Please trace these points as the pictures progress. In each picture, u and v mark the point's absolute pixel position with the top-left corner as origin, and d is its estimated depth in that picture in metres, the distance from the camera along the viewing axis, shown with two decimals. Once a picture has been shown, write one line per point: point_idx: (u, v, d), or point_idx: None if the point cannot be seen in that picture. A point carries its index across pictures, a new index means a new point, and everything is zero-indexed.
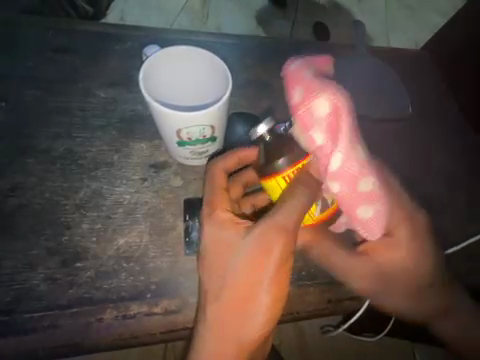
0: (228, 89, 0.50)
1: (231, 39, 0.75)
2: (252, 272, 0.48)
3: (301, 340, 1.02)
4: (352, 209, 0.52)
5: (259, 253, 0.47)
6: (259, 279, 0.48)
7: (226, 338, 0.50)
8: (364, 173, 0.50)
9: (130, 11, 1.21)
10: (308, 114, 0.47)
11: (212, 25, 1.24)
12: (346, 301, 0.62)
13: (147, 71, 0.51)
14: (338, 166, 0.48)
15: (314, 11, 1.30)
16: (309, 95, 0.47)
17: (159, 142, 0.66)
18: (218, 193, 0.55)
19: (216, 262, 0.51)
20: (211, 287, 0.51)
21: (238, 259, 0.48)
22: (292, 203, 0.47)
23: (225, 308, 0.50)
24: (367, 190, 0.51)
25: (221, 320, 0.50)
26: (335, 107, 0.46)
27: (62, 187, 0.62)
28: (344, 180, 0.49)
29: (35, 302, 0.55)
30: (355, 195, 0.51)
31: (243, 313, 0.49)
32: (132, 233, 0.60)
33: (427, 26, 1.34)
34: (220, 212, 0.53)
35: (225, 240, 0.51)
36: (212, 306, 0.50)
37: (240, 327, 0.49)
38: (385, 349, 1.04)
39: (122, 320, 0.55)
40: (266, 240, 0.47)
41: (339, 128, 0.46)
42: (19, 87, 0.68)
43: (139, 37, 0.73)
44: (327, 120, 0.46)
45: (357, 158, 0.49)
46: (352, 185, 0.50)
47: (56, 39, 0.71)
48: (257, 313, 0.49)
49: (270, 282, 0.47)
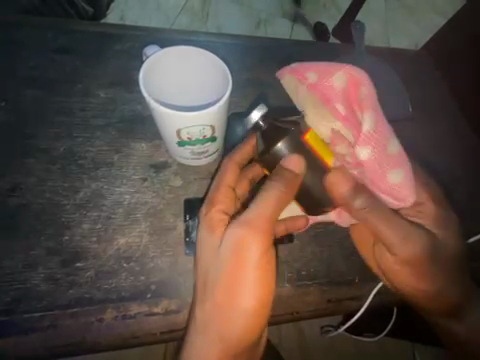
0: (228, 89, 0.49)
1: (231, 39, 0.75)
2: (235, 272, 0.48)
3: (302, 340, 1.02)
4: (379, 178, 0.53)
5: (235, 252, 0.48)
6: (242, 278, 0.48)
7: (212, 335, 0.51)
8: (389, 134, 0.53)
9: (130, 11, 1.21)
10: (327, 88, 0.53)
11: (212, 26, 1.24)
12: (346, 301, 0.61)
13: (147, 71, 0.51)
14: (369, 128, 0.51)
15: (314, 11, 1.31)
16: (323, 74, 0.54)
17: (159, 142, 0.66)
18: (223, 189, 0.55)
19: (200, 260, 0.51)
20: (198, 285, 0.52)
21: (219, 260, 0.49)
22: (265, 205, 0.48)
23: (211, 306, 0.50)
24: (396, 152, 0.53)
25: (208, 318, 0.51)
26: (352, 79, 0.53)
27: (62, 188, 0.62)
28: (373, 144, 0.52)
29: (36, 302, 0.55)
30: (384, 160, 0.52)
31: (229, 312, 0.50)
32: (132, 233, 0.60)
33: (428, 26, 1.34)
34: (214, 211, 0.53)
35: (212, 239, 0.51)
36: (200, 305, 0.51)
37: (226, 325, 0.50)
38: (385, 348, 1.04)
39: (122, 319, 0.56)
40: (242, 241, 0.47)
41: (359, 94, 0.52)
42: (20, 87, 0.68)
43: (139, 36, 0.73)
44: (344, 91, 0.53)
45: (384, 123, 0.52)
46: (380, 150, 0.52)
47: (57, 39, 0.71)
48: (242, 311, 0.50)
49: (251, 279, 0.48)
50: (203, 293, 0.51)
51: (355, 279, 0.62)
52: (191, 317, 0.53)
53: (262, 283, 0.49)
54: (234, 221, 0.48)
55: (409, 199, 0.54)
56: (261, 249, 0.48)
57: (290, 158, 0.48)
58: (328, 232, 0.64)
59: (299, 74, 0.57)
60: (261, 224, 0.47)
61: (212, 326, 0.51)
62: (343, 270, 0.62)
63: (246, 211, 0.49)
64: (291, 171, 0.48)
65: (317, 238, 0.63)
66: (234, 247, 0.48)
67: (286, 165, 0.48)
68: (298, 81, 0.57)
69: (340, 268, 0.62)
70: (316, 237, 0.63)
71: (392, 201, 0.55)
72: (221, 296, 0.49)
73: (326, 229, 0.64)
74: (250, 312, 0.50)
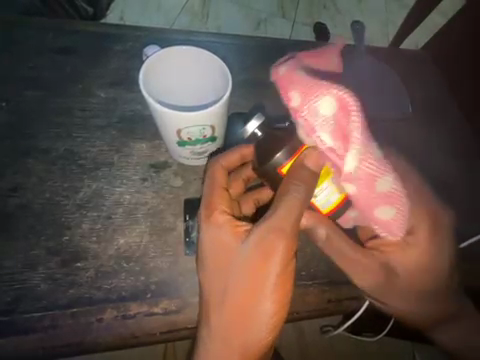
0: (228, 90, 0.50)
1: (233, 39, 0.75)
2: (259, 276, 0.48)
3: (302, 340, 1.02)
4: (367, 206, 0.51)
5: (258, 260, 0.48)
6: (266, 281, 0.48)
7: (233, 343, 0.50)
8: (380, 173, 0.49)
9: (130, 11, 1.21)
10: (312, 113, 0.46)
11: (212, 25, 1.24)
12: (346, 301, 0.62)
13: (148, 69, 0.51)
14: (354, 166, 0.47)
15: (314, 12, 1.31)
16: (290, 79, 0.51)
17: (159, 142, 0.66)
18: (217, 192, 0.54)
19: (218, 266, 0.51)
20: (214, 291, 0.51)
21: (243, 263, 0.49)
22: (290, 206, 0.48)
23: (231, 311, 0.50)
24: (386, 190, 0.51)
25: (227, 323, 0.50)
26: (340, 102, 0.46)
27: (63, 188, 0.62)
28: (361, 178, 0.48)
29: (36, 302, 0.55)
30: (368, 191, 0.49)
31: (250, 318, 0.49)
32: (132, 233, 0.60)
33: (428, 27, 1.34)
34: (217, 215, 0.52)
35: (226, 244, 0.51)
36: (217, 313, 0.51)
37: (250, 332, 0.50)
38: (386, 349, 1.04)
39: (122, 320, 0.56)
40: (270, 243, 0.48)
41: (343, 121, 0.46)
42: (20, 87, 0.68)
43: (139, 36, 0.73)
44: (334, 119, 0.46)
45: (377, 167, 0.49)
46: (369, 198, 0.50)
47: (57, 39, 0.71)
48: (265, 317, 0.49)
49: (273, 288, 0.48)
50: (221, 298, 0.50)
51: None
52: (205, 321, 0.52)
53: (284, 289, 0.49)
54: (259, 224, 0.49)
55: (400, 232, 0.54)
56: (285, 256, 0.48)
57: (310, 155, 0.48)
58: None
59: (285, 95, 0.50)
60: (281, 230, 0.48)
61: (232, 331, 0.50)
62: (344, 270, 0.62)
63: (267, 216, 0.49)
64: (308, 168, 0.48)
65: (315, 239, 0.63)
66: (258, 256, 0.48)
67: (305, 160, 0.48)
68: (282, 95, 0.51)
69: (340, 268, 0.62)
70: (314, 238, 0.63)
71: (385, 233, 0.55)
72: (242, 301, 0.49)
73: None
74: (273, 318, 0.49)
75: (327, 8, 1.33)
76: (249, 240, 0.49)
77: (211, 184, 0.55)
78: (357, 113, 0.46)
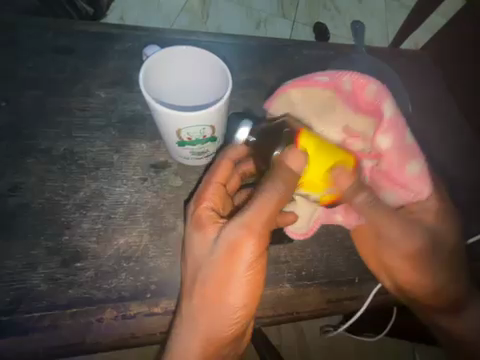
0: (229, 90, 0.49)
1: (233, 39, 0.75)
2: (227, 269, 0.49)
3: (302, 340, 1.02)
4: (397, 169, 0.58)
5: (228, 256, 0.48)
6: (234, 276, 0.49)
7: (196, 332, 0.51)
8: (404, 128, 0.57)
9: (130, 11, 1.21)
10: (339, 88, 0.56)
11: (213, 25, 1.24)
12: (346, 301, 0.61)
13: (150, 70, 0.51)
14: (389, 116, 0.55)
15: (314, 13, 1.31)
16: (333, 76, 0.56)
17: (159, 142, 0.66)
18: (214, 187, 0.55)
19: (192, 257, 0.51)
20: (187, 281, 0.52)
21: (214, 256, 0.49)
22: (264, 208, 0.48)
23: (198, 301, 0.50)
24: (410, 143, 0.58)
25: (195, 315, 0.51)
26: (356, 81, 0.54)
27: (62, 188, 0.62)
28: (391, 157, 0.57)
29: (35, 302, 0.55)
30: (404, 148, 0.57)
31: (215, 310, 0.50)
32: (132, 233, 0.60)
33: (427, 27, 1.35)
34: (201, 209, 0.54)
35: (203, 237, 0.51)
36: (187, 301, 0.51)
37: (214, 322, 0.50)
38: (385, 349, 1.04)
39: (122, 320, 0.55)
40: (239, 240, 0.48)
41: (365, 104, 0.56)
42: (20, 87, 0.68)
43: (139, 36, 0.73)
44: (351, 94, 0.56)
45: (398, 117, 0.56)
46: (399, 163, 0.58)
47: (56, 39, 0.71)
48: (229, 310, 0.50)
49: (241, 282, 0.49)
50: (193, 289, 0.51)
51: (355, 279, 0.62)
52: (177, 311, 0.53)
53: (251, 286, 0.50)
54: (233, 220, 0.49)
55: (427, 192, 0.61)
56: (254, 253, 0.48)
57: (291, 157, 0.47)
58: (327, 232, 0.64)
59: (304, 80, 0.57)
60: (254, 228, 0.48)
61: (199, 324, 0.51)
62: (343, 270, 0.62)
63: (243, 212, 0.48)
64: (290, 171, 0.47)
65: (317, 238, 0.63)
66: (228, 251, 0.48)
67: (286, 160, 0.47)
68: (306, 86, 0.57)
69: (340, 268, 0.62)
70: (316, 237, 0.63)
71: (412, 196, 0.61)
72: (211, 293, 0.50)
73: (326, 229, 0.64)
74: (237, 312, 0.50)
75: (327, 8, 1.33)
76: (224, 234, 0.49)
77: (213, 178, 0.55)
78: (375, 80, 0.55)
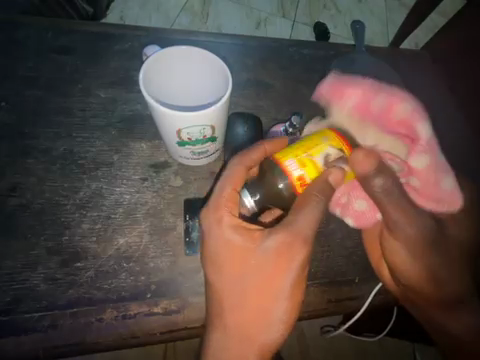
0: (228, 90, 0.49)
1: (233, 39, 0.75)
2: (279, 273, 0.49)
3: (302, 339, 1.02)
4: None
5: (278, 261, 0.48)
6: (285, 280, 0.49)
7: (248, 339, 0.50)
8: None
9: (130, 10, 1.21)
10: None
11: (213, 25, 1.24)
12: (346, 301, 0.61)
13: (154, 66, 0.51)
14: None
15: (314, 13, 1.31)
16: None
17: (159, 142, 0.66)
18: (227, 194, 0.51)
19: (232, 268, 0.50)
20: (230, 290, 0.50)
21: (263, 259, 0.49)
22: (310, 217, 0.48)
23: (248, 309, 0.49)
24: None
25: (243, 326, 0.50)
26: None
27: (62, 187, 0.62)
28: (426, 173, 0.64)
29: (35, 302, 0.55)
30: (439, 167, 0.65)
31: (266, 316, 0.50)
32: (133, 233, 0.60)
33: (428, 27, 1.34)
34: (229, 218, 0.50)
35: (245, 246, 0.49)
36: (232, 310, 0.50)
37: (264, 329, 0.50)
38: (385, 347, 1.04)
39: (122, 320, 0.56)
40: (289, 245, 0.48)
41: None
42: (19, 87, 0.67)
43: (139, 36, 0.73)
44: None
45: None
46: (433, 182, 0.64)
47: (56, 39, 0.71)
48: (280, 316, 0.50)
49: (290, 287, 0.49)
50: (236, 301, 0.50)
51: (355, 279, 0.62)
52: (218, 321, 0.51)
53: (298, 289, 0.50)
54: (279, 227, 0.49)
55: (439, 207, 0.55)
56: (304, 257, 0.49)
57: (335, 174, 0.48)
58: (327, 232, 0.64)
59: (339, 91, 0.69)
60: (302, 236, 0.48)
61: (246, 335, 0.50)
62: (343, 270, 0.62)
63: (291, 220, 0.49)
64: (333, 185, 0.48)
65: (317, 239, 0.63)
66: (279, 256, 0.48)
67: (329, 176, 0.48)
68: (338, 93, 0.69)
69: (340, 268, 0.62)
70: (316, 237, 0.63)
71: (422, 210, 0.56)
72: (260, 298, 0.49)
73: (326, 229, 0.64)
74: (286, 318, 0.50)
75: (327, 8, 1.33)
76: (271, 241, 0.48)
77: (226, 186, 0.51)
78: (410, 100, 0.69)
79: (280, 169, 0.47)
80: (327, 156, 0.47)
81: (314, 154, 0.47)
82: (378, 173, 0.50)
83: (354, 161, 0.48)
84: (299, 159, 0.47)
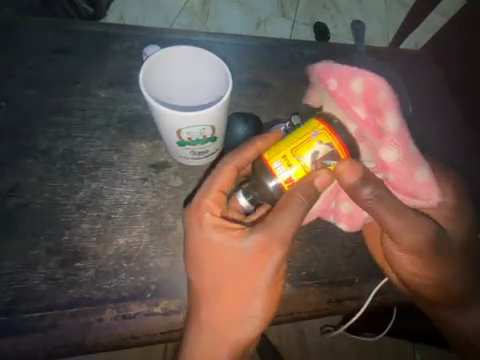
0: (229, 90, 0.49)
1: (232, 38, 0.75)
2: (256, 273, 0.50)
3: (302, 339, 1.02)
4: (406, 178, 0.57)
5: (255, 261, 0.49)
6: (261, 280, 0.50)
7: (225, 335, 0.52)
8: (415, 164, 0.56)
9: (130, 10, 1.21)
10: (346, 93, 0.57)
11: (212, 25, 1.24)
12: (346, 301, 0.61)
13: (154, 66, 0.51)
14: (391, 152, 0.55)
15: (314, 13, 1.31)
16: (345, 80, 0.57)
17: (159, 142, 0.66)
18: (212, 194, 0.52)
19: (212, 266, 0.51)
20: (210, 287, 0.51)
21: (242, 259, 0.50)
22: (289, 219, 0.48)
23: (226, 305, 0.51)
24: (423, 180, 0.57)
25: (219, 323, 0.51)
26: (370, 85, 0.55)
27: (62, 187, 0.62)
28: (395, 167, 0.56)
29: (35, 302, 0.55)
30: (410, 159, 0.56)
31: (243, 313, 0.51)
32: (132, 233, 0.60)
33: (428, 27, 1.34)
34: (210, 216, 0.51)
35: (225, 245, 0.50)
36: (211, 307, 0.51)
37: (241, 325, 0.51)
38: (385, 348, 1.04)
39: (122, 320, 0.55)
40: (267, 245, 0.49)
41: (376, 119, 0.55)
42: (19, 86, 0.67)
43: (139, 36, 0.73)
44: (363, 95, 0.56)
45: (405, 137, 0.55)
46: (403, 175, 0.56)
47: (56, 39, 0.71)
48: (257, 314, 0.51)
49: (267, 286, 0.50)
50: (215, 299, 0.51)
51: (355, 279, 0.62)
52: (196, 316, 0.52)
53: (277, 288, 0.51)
54: (258, 227, 0.49)
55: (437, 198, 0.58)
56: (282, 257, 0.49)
57: (322, 177, 0.47)
58: (327, 232, 0.64)
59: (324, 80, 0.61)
60: (282, 238, 0.49)
61: (222, 332, 0.52)
62: (343, 270, 0.62)
63: (271, 220, 0.49)
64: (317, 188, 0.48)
65: (317, 239, 0.63)
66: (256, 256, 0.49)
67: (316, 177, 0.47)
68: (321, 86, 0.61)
69: (340, 268, 0.62)
70: (316, 237, 0.63)
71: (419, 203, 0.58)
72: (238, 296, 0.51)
73: (326, 229, 0.64)
74: (263, 316, 0.52)
75: (327, 8, 1.33)
76: (250, 241, 0.49)
77: (213, 184, 0.52)
78: (387, 87, 0.54)
79: (266, 169, 0.47)
80: (315, 154, 0.46)
81: (303, 154, 0.46)
82: (365, 183, 0.49)
83: (340, 172, 0.47)
84: (286, 159, 0.46)
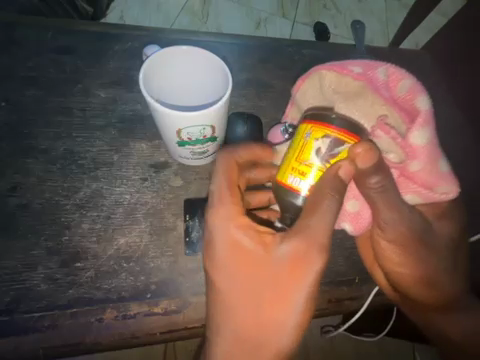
0: (228, 90, 0.49)
1: (232, 39, 0.75)
2: (292, 280, 0.48)
3: (302, 339, 1.02)
4: (431, 168, 0.54)
5: (291, 268, 0.48)
6: (298, 287, 0.48)
7: (257, 348, 0.49)
8: (439, 156, 0.54)
9: (130, 10, 1.21)
10: (375, 79, 0.54)
11: (212, 25, 1.24)
12: (347, 302, 0.62)
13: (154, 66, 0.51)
14: (421, 138, 0.52)
15: (314, 13, 1.31)
16: (369, 66, 0.54)
17: (159, 142, 0.66)
18: (232, 192, 0.51)
19: (243, 273, 0.50)
20: (241, 296, 0.50)
21: (277, 266, 0.48)
22: (322, 222, 0.47)
23: (259, 317, 0.49)
24: (445, 170, 0.55)
25: (251, 333, 0.49)
26: (394, 72, 0.54)
27: (62, 187, 0.62)
28: (423, 155, 0.53)
29: (35, 302, 0.55)
30: (436, 148, 0.53)
31: (276, 325, 0.49)
32: (133, 233, 0.60)
33: (428, 27, 1.34)
34: (238, 219, 0.50)
35: (256, 250, 0.49)
36: (242, 317, 0.49)
37: (274, 338, 0.49)
38: (386, 349, 1.05)
39: (122, 320, 0.56)
40: (303, 251, 0.47)
41: (405, 105, 0.54)
42: (19, 87, 0.67)
43: (139, 36, 0.73)
44: (389, 82, 0.54)
45: (432, 123, 0.53)
46: (432, 166, 0.54)
47: (56, 39, 0.71)
48: (292, 326, 0.49)
49: (304, 295, 0.48)
50: (245, 304, 0.49)
51: (355, 279, 0.62)
52: (222, 327, 0.50)
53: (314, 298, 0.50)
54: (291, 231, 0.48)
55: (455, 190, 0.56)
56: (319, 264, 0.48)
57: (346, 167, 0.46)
58: None
59: (341, 68, 0.55)
60: (318, 242, 0.47)
61: (248, 343, 0.49)
62: (343, 270, 0.62)
63: (303, 223, 0.47)
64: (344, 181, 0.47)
65: None
66: (292, 263, 0.48)
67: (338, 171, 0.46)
68: (341, 74, 0.55)
69: (340, 268, 0.62)
70: None
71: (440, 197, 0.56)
72: (273, 306, 0.49)
73: None
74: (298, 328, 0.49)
75: (327, 8, 1.33)
76: (284, 247, 0.48)
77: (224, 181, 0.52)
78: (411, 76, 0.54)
79: (288, 191, 0.47)
80: (319, 152, 0.45)
81: (308, 157, 0.46)
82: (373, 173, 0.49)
83: (354, 156, 0.46)
84: (295, 168, 0.46)
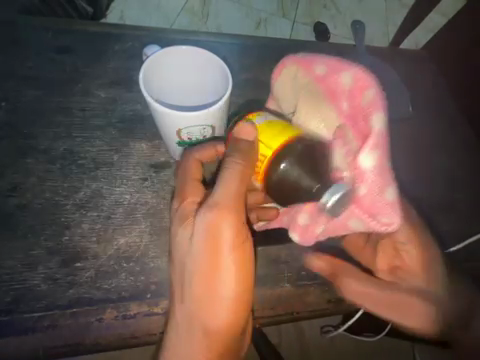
0: (229, 90, 0.49)
1: (232, 39, 0.75)
2: (211, 257, 0.48)
3: (302, 339, 1.02)
4: (377, 192, 0.48)
5: (207, 245, 0.48)
6: (220, 262, 0.48)
7: (200, 327, 0.51)
8: (387, 180, 0.48)
9: (130, 10, 1.21)
10: (334, 84, 0.50)
11: (212, 25, 1.24)
12: (347, 302, 0.62)
13: (154, 66, 0.51)
14: (368, 159, 0.46)
15: (314, 13, 1.31)
16: (333, 70, 0.51)
17: (159, 142, 0.66)
18: (191, 184, 0.55)
19: (178, 258, 0.51)
20: (178, 279, 0.52)
21: (195, 247, 0.49)
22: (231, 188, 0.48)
23: (193, 297, 0.50)
24: (390, 199, 0.49)
25: (192, 315, 0.51)
26: (361, 79, 0.49)
27: (62, 187, 0.62)
28: (370, 180, 0.47)
29: (35, 302, 0.55)
30: (386, 170, 0.47)
31: (210, 303, 0.49)
32: (132, 233, 0.60)
33: (428, 27, 1.35)
34: (188, 204, 0.54)
35: (185, 230, 0.51)
36: (182, 299, 0.51)
37: (209, 316, 0.50)
38: (385, 348, 1.05)
39: (122, 320, 0.56)
40: (214, 225, 0.47)
41: (360, 121, 0.48)
42: (19, 87, 0.67)
43: (139, 36, 0.73)
44: (350, 91, 0.49)
45: (385, 141, 0.46)
46: (379, 189, 0.48)
47: (56, 39, 0.71)
48: (224, 299, 0.49)
49: (229, 270, 0.48)
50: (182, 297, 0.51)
51: None
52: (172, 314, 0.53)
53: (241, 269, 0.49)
54: (206, 205, 0.48)
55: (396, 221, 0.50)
56: (232, 234, 0.47)
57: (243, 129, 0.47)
58: None
59: (307, 66, 0.53)
60: (227, 206, 0.47)
61: (190, 322, 0.51)
62: None
63: (211, 197, 0.48)
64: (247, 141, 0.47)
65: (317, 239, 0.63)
66: (206, 241, 0.48)
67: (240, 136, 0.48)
68: (304, 73, 0.53)
69: None
70: None
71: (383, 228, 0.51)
72: (202, 286, 0.49)
73: None
74: (233, 302, 0.50)
75: (327, 8, 1.33)
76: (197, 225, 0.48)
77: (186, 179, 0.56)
78: (378, 86, 0.48)
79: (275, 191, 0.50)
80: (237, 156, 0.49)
81: None
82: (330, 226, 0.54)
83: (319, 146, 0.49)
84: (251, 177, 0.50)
